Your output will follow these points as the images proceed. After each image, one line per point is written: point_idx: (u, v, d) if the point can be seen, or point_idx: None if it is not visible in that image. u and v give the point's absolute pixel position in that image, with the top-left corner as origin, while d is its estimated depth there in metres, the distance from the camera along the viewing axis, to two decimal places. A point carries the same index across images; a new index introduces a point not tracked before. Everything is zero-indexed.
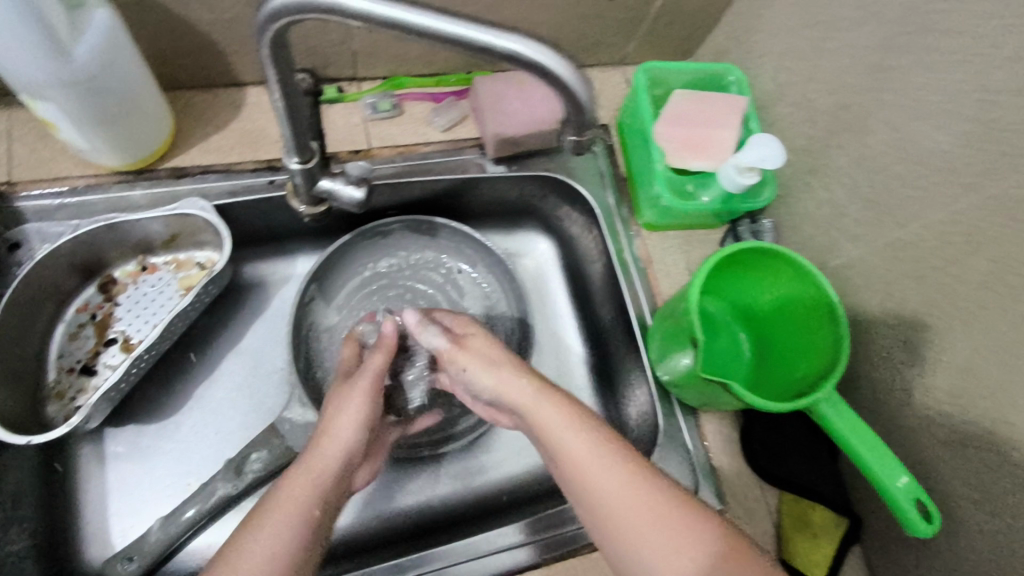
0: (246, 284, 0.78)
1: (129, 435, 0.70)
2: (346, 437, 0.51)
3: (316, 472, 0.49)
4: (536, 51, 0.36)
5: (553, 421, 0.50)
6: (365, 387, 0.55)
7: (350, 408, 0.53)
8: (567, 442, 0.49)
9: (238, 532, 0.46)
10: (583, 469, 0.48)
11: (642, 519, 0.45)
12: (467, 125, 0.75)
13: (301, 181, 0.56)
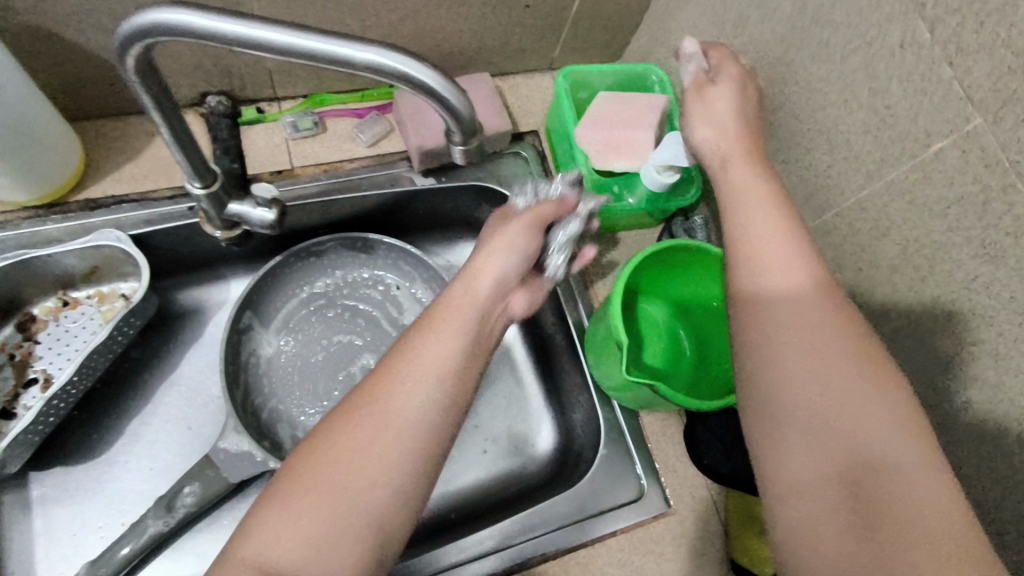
0: (177, 313, 0.76)
1: (57, 477, 0.68)
2: (501, 268, 0.54)
3: (453, 313, 0.49)
4: (400, 63, 0.36)
5: (740, 209, 0.50)
6: (534, 220, 0.58)
7: (523, 239, 0.57)
8: (750, 218, 0.49)
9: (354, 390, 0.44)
10: (778, 265, 0.45)
11: (821, 343, 0.41)
12: (392, 140, 0.74)
13: (208, 205, 0.55)
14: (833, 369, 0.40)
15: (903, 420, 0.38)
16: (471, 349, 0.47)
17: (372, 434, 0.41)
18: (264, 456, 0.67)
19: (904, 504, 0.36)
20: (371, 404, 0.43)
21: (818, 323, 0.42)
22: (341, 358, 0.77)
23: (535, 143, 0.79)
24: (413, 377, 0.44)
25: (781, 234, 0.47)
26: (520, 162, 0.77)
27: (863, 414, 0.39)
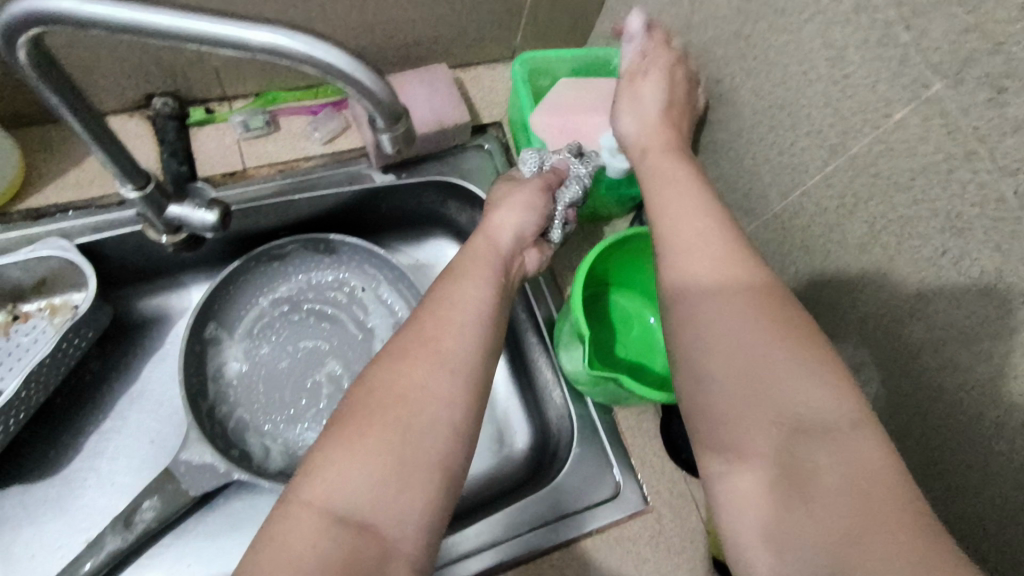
0: (136, 324, 0.73)
1: (15, 498, 0.65)
2: (515, 223, 0.59)
3: (478, 268, 0.53)
4: (298, 42, 0.34)
5: (662, 196, 0.52)
6: (535, 187, 0.62)
7: (529, 200, 0.61)
8: (662, 206, 0.51)
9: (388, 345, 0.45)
10: (688, 244, 0.46)
11: (736, 310, 0.41)
12: (349, 137, 0.72)
13: (146, 210, 0.52)
14: (743, 331, 0.40)
15: (820, 378, 0.37)
16: (494, 294, 0.51)
17: (422, 371, 0.42)
18: (229, 469, 0.63)
19: (830, 458, 0.35)
20: (414, 348, 0.44)
21: (736, 288, 0.42)
22: (306, 364, 0.75)
23: (499, 135, 0.76)
24: (445, 325, 0.46)
25: (698, 215, 0.48)
26: (483, 155, 0.75)
27: (776, 372, 0.38)
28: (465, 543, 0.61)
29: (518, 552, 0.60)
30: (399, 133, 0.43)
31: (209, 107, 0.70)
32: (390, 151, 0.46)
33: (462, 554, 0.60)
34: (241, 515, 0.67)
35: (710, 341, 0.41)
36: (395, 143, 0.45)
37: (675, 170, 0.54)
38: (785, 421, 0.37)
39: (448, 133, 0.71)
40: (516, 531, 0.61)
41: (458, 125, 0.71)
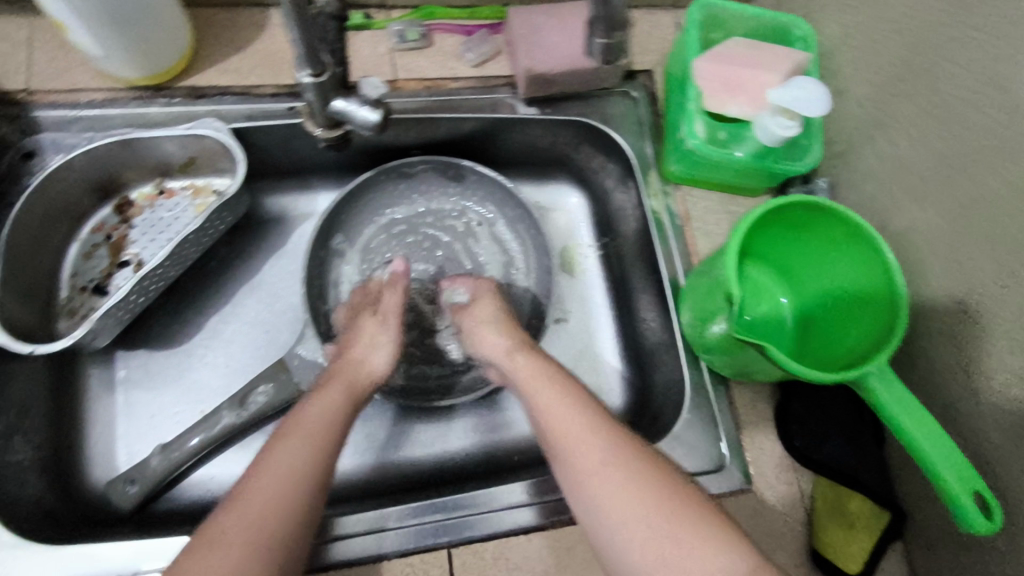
0: (262, 219, 0.75)
1: (141, 362, 0.68)
2: (493, 339, 0.61)
3: (345, 398, 0.56)
4: None
5: (551, 410, 0.53)
6: (498, 313, 0.64)
7: (394, 337, 0.63)
8: (547, 400, 0.54)
9: (268, 446, 0.50)
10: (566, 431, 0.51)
11: (627, 501, 0.46)
12: (499, 62, 0.70)
13: (314, 98, 0.53)
14: (641, 493, 0.46)
15: (670, 531, 0.44)
16: (319, 447, 0.50)
17: (313, 475, 0.48)
18: None
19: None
20: (302, 440, 0.50)
21: (609, 459, 0.48)
22: (415, 287, 0.75)
23: (648, 83, 0.73)
24: (309, 436, 0.51)
25: (581, 414, 0.52)
26: (628, 103, 0.72)
27: (676, 535, 0.44)
28: (348, 531, 0.57)
29: (542, 520, 0.58)
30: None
31: (367, 12, 0.69)
32: None
33: (432, 522, 0.58)
34: None
35: (596, 519, 0.47)
36: None
37: (537, 366, 0.57)
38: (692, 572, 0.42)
39: (602, 73, 0.68)
40: (532, 498, 0.59)
41: (614, 65, 0.68)
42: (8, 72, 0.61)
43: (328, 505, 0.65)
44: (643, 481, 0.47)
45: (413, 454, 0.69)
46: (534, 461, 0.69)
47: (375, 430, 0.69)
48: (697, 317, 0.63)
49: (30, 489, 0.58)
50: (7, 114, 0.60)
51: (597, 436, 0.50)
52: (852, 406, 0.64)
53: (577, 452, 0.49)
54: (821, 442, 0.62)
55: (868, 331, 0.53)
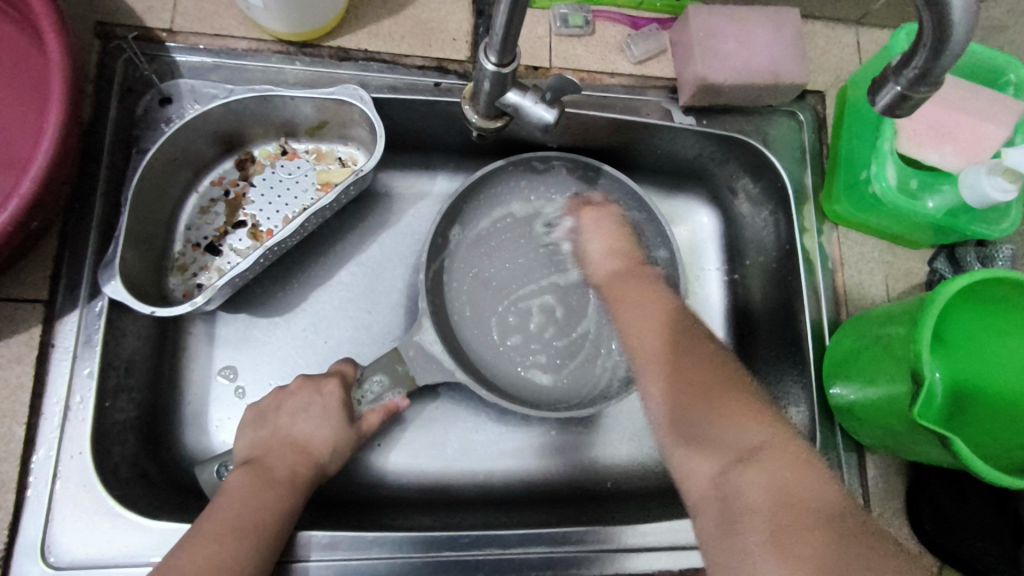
0: (379, 193, 0.69)
1: (239, 327, 0.62)
2: (601, 255, 0.64)
3: (264, 482, 0.51)
4: None
5: (631, 317, 0.58)
6: (615, 230, 0.64)
7: (329, 413, 0.56)
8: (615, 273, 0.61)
9: (183, 541, 0.47)
10: (236, 502, 0.49)
11: (675, 408, 0.50)
12: (663, 62, 0.64)
13: (488, 88, 0.48)
14: (688, 396, 0.50)
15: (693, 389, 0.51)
16: (246, 543, 0.47)
17: (229, 563, 0.46)
18: (462, 377, 0.61)
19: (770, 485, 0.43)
20: (219, 534, 0.47)
21: (660, 359, 0.53)
22: (519, 289, 0.69)
23: (818, 106, 0.66)
24: (228, 530, 0.47)
25: (651, 313, 0.57)
26: (792, 125, 0.66)
27: (701, 423, 0.48)
28: (340, 555, 0.52)
29: (648, 566, 0.54)
30: (914, 98, 0.32)
31: None
32: (877, 114, 0.34)
33: (463, 556, 0.53)
34: (437, 422, 0.64)
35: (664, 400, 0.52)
36: (895, 108, 0.33)
37: (650, 307, 0.58)
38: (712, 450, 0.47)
39: (776, 90, 0.62)
40: (636, 543, 0.55)
41: (792, 84, 0.61)
42: (153, 8, 0.57)
43: (390, 512, 0.60)
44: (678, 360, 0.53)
45: (477, 469, 0.63)
46: (628, 489, 0.64)
47: (464, 434, 0.64)
48: (850, 377, 0.56)
49: (126, 451, 0.54)
50: (146, 52, 0.57)
51: (655, 324, 0.56)
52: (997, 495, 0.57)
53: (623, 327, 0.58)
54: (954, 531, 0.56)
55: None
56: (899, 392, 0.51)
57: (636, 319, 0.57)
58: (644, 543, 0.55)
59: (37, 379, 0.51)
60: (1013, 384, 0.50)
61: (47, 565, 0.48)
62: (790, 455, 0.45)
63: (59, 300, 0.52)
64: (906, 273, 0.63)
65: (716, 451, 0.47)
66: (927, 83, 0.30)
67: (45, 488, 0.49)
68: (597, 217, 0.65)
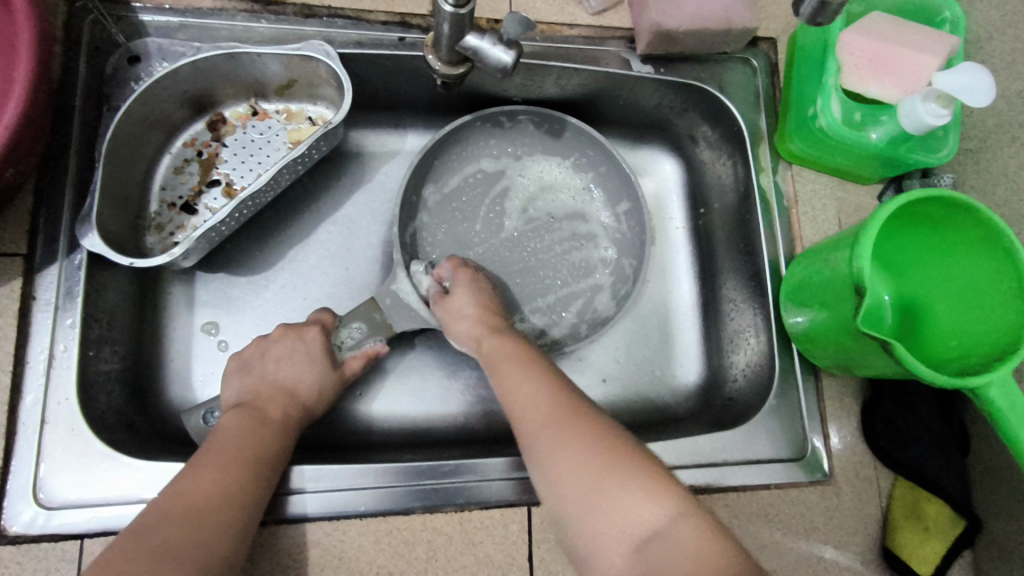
0: (349, 152, 0.70)
1: (220, 285, 0.64)
2: (468, 322, 0.59)
3: (253, 421, 0.53)
4: None
5: (518, 390, 0.51)
6: (485, 293, 0.61)
7: (311, 359, 0.58)
8: (506, 374, 0.53)
9: (183, 471, 0.48)
10: (230, 439, 0.51)
11: (581, 444, 0.46)
12: (620, 13, 0.67)
13: (448, 30, 0.50)
14: (576, 480, 0.45)
15: (590, 498, 0.44)
16: (243, 473, 0.49)
17: (227, 488, 0.48)
18: (437, 322, 0.63)
19: (683, 553, 0.39)
20: (216, 465, 0.49)
21: (548, 409, 0.49)
22: (491, 242, 0.71)
23: (769, 53, 0.69)
24: (223, 461, 0.49)
25: (537, 378, 0.52)
26: (746, 71, 0.69)
27: (603, 497, 0.43)
28: (329, 485, 0.54)
29: None
30: (830, 5, 0.42)
31: None
32: (802, 23, 0.45)
33: (445, 483, 0.55)
34: (417, 370, 0.66)
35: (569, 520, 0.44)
36: (814, 16, 0.43)
37: (510, 354, 0.55)
38: (622, 531, 0.42)
39: (728, 36, 0.64)
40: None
41: (743, 28, 0.64)
42: None
43: (372, 454, 0.62)
44: (571, 443, 0.46)
45: (457, 412, 0.66)
46: None
47: (442, 380, 0.66)
48: (804, 303, 0.60)
49: (113, 400, 0.56)
50: (113, 13, 0.58)
51: (540, 400, 0.50)
52: (941, 408, 0.61)
53: (517, 400, 0.51)
54: (905, 442, 0.60)
55: (981, 324, 0.51)
56: (846, 310, 0.54)
57: (516, 379, 0.53)
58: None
59: (20, 330, 0.52)
60: (950, 298, 0.53)
61: (39, 504, 0.50)
62: (692, 524, 0.41)
63: (39, 255, 0.54)
64: (857, 207, 0.66)
65: (621, 526, 0.42)
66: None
67: (34, 434, 0.51)
68: (472, 279, 0.62)
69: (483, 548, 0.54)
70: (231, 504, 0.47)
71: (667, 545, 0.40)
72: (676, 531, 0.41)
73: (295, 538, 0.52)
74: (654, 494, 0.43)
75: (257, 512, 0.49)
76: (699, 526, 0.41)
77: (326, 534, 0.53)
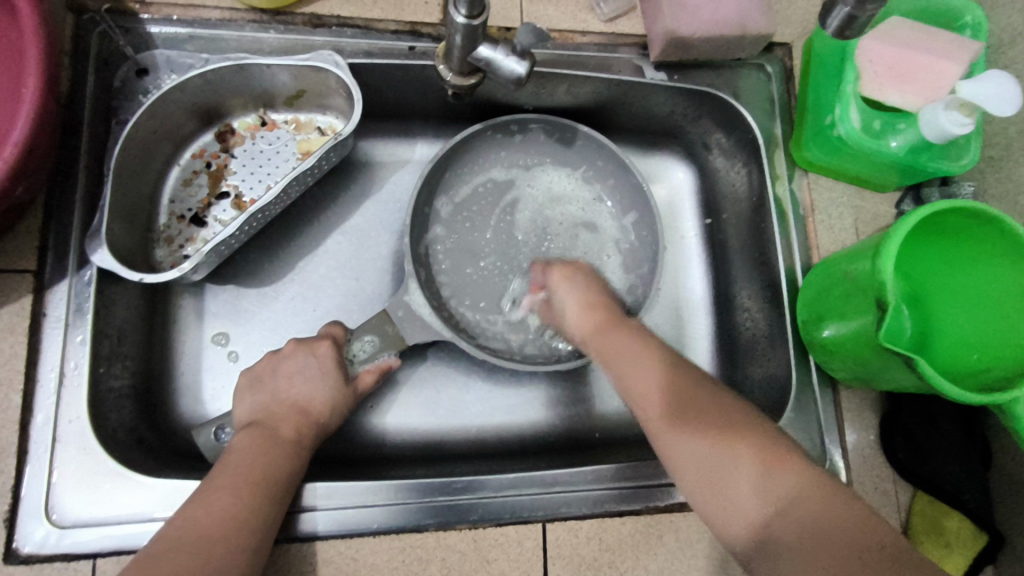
0: (359, 162, 0.69)
1: (230, 297, 0.63)
2: (577, 313, 0.58)
3: (267, 440, 0.52)
4: None
5: (623, 366, 0.53)
6: (587, 288, 0.59)
7: (323, 374, 0.57)
8: (614, 351, 0.54)
9: (196, 494, 0.48)
10: (243, 461, 0.50)
11: (709, 419, 0.49)
12: (632, 20, 0.66)
13: (461, 42, 0.49)
14: (703, 456, 0.47)
15: (743, 471, 0.46)
16: (256, 496, 0.48)
17: (243, 510, 0.47)
18: (450, 335, 0.62)
19: (812, 527, 0.43)
20: (229, 488, 0.48)
21: (657, 395, 0.51)
22: (500, 254, 0.70)
23: (784, 58, 0.68)
24: (236, 483, 0.48)
25: (640, 357, 0.53)
26: (761, 78, 0.68)
27: (723, 478, 0.46)
28: (341, 502, 0.53)
29: (637, 505, 0.57)
30: (859, 18, 0.44)
31: None
32: (832, 35, 0.47)
33: (458, 500, 0.55)
34: (430, 382, 0.66)
35: (693, 497, 0.48)
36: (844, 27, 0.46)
37: (622, 340, 0.55)
38: (731, 509, 0.46)
39: (743, 42, 0.63)
40: (627, 482, 0.57)
41: (759, 35, 0.63)
42: None
43: (384, 467, 0.61)
44: (703, 416, 0.49)
45: (470, 425, 0.65)
46: (614, 438, 0.66)
47: (455, 392, 0.66)
48: (824, 314, 0.58)
49: (123, 417, 0.55)
50: (120, 24, 0.58)
51: (659, 386, 0.51)
52: (963, 424, 0.60)
53: (622, 371, 0.53)
54: (925, 456, 0.59)
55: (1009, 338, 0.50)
56: (868, 322, 0.53)
57: (618, 356, 0.54)
58: (634, 481, 0.57)
59: (31, 348, 0.52)
60: (976, 312, 0.52)
61: (51, 524, 0.50)
62: (812, 486, 0.45)
63: (48, 271, 0.53)
64: (875, 216, 0.65)
65: (741, 490, 0.46)
66: (868, 3, 0.43)
67: (45, 452, 0.51)
68: (568, 274, 0.61)
69: (498, 566, 0.53)
70: (245, 528, 0.47)
71: (788, 517, 0.44)
72: (792, 500, 0.44)
73: (308, 558, 0.52)
74: (788, 462, 0.46)
75: (272, 534, 0.48)
76: (810, 491, 0.44)
77: (339, 553, 0.52)
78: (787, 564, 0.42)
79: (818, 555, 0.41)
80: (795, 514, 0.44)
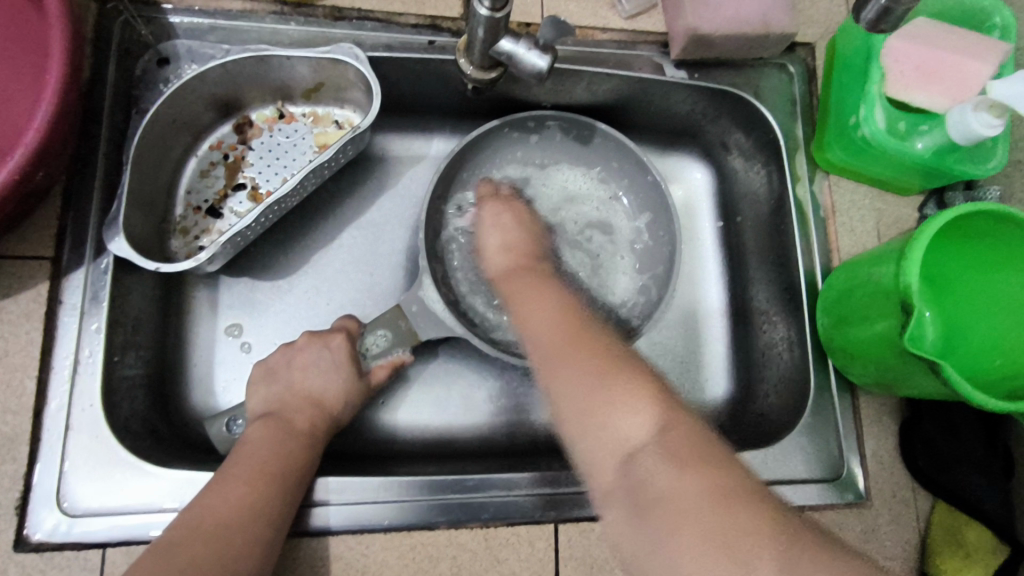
0: (374, 156, 0.69)
1: (243, 290, 0.63)
2: (494, 250, 0.61)
3: (280, 431, 0.52)
4: None
5: (527, 307, 0.53)
6: (513, 226, 0.62)
7: (336, 368, 0.57)
8: (528, 299, 0.54)
9: (209, 484, 0.48)
10: (255, 453, 0.50)
11: (582, 363, 0.46)
12: (653, 18, 0.65)
13: (483, 35, 0.48)
14: (579, 390, 0.44)
15: (628, 412, 0.42)
16: (268, 486, 0.48)
17: (257, 501, 0.47)
18: (462, 332, 0.61)
19: (658, 470, 0.39)
20: (242, 478, 0.48)
21: (563, 346, 0.48)
22: None
23: (806, 59, 0.67)
24: (249, 474, 0.48)
25: (554, 303, 0.53)
26: (783, 78, 0.67)
27: (596, 406, 0.43)
28: (352, 497, 0.53)
29: None
30: (893, 12, 0.44)
31: None
32: (865, 27, 0.47)
33: (470, 498, 0.54)
34: (441, 378, 0.65)
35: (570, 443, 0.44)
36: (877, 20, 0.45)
37: (539, 286, 0.56)
38: (606, 442, 0.42)
39: (766, 41, 0.63)
40: None
41: (783, 34, 0.62)
42: None
43: (395, 463, 0.61)
44: (579, 354, 0.47)
45: (481, 422, 0.64)
46: None
47: (466, 389, 0.65)
48: (846, 317, 0.57)
49: (136, 406, 0.55)
50: (142, 14, 0.58)
51: (558, 326, 0.50)
52: (986, 432, 0.59)
53: (528, 308, 0.53)
54: (947, 465, 0.58)
55: None
56: (892, 326, 0.52)
57: (523, 298, 0.55)
58: None
59: (47, 335, 0.52)
60: (1002, 319, 0.51)
61: (62, 513, 0.49)
62: (682, 436, 0.40)
63: (65, 258, 0.53)
64: (897, 219, 0.64)
65: (606, 427, 0.42)
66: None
67: (59, 440, 0.50)
68: (496, 211, 0.64)
69: (508, 566, 0.53)
70: (257, 518, 0.46)
71: (640, 461, 0.40)
72: (670, 446, 0.40)
73: (317, 550, 0.51)
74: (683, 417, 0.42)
75: (283, 526, 0.48)
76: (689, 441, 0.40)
77: (349, 548, 0.52)
78: (656, 517, 0.37)
79: (682, 501, 0.37)
80: (680, 468, 0.38)
